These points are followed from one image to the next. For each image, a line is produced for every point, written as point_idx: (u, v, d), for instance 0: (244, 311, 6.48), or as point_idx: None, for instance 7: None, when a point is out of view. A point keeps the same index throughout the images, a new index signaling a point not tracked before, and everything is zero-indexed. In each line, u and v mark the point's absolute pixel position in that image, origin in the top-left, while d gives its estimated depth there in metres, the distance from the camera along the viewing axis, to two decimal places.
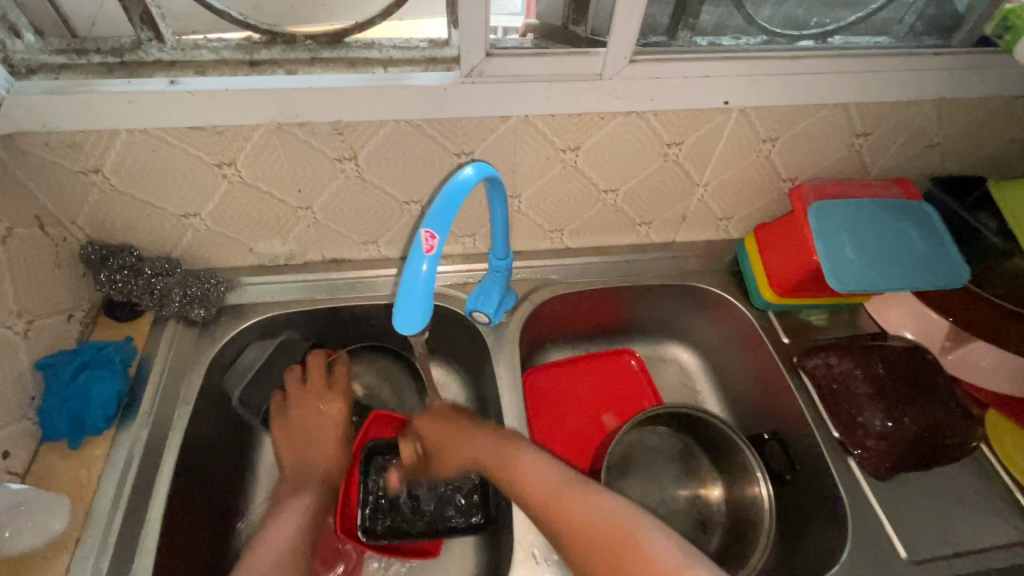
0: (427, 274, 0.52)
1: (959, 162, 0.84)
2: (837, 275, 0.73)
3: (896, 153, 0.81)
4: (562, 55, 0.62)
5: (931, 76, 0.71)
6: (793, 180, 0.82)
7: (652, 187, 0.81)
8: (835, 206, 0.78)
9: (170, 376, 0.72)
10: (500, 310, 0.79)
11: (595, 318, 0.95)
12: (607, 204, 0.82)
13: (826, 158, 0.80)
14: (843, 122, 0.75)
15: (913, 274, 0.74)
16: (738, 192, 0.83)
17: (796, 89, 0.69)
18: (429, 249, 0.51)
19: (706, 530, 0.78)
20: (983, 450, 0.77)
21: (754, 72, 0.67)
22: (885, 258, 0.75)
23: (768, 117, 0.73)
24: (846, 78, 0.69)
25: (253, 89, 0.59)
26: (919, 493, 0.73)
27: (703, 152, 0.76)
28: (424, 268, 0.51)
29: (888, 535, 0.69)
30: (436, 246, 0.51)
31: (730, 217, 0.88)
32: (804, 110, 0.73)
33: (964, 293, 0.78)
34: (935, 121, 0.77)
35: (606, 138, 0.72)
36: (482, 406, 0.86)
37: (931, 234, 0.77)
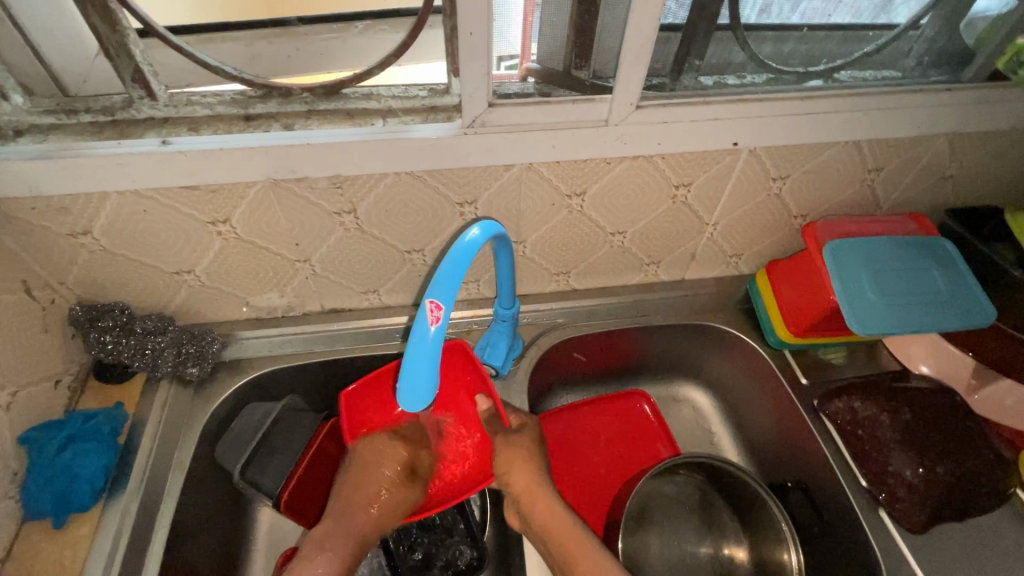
0: (430, 345, 0.49)
1: (972, 193, 0.82)
2: (858, 319, 0.71)
3: (909, 186, 0.79)
4: (565, 103, 0.61)
5: (944, 112, 0.69)
6: (804, 217, 0.80)
7: (660, 228, 0.78)
8: (851, 242, 0.75)
9: (163, 442, 0.68)
10: (507, 361, 0.76)
11: (604, 360, 0.92)
12: (615, 245, 0.80)
13: (839, 194, 0.78)
14: (855, 158, 0.73)
15: (935, 318, 0.71)
16: (749, 230, 0.81)
17: (805, 129, 0.68)
18: (432, 320, 0.49)
19: None
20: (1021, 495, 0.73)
21: (762, 114, 0.65)
22: (904, 296, 0.73)
23: (777, 157, 0.71)
24: (856, 116, 0.67)
25: (247, 146, 0.57)
26: (957, 544, 0.69)
27: (711, 193, 0.74)
28: (430, 337, 0.49)
29: None
30: (442, 317, 0.49)
31: (740, 254, 0.85)
32: (813, 150, 0.71)
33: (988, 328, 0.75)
34: (948, 155, 0.75)
35: (612, 183, 0.70)
36: None
37: (950, 271, 0.75)
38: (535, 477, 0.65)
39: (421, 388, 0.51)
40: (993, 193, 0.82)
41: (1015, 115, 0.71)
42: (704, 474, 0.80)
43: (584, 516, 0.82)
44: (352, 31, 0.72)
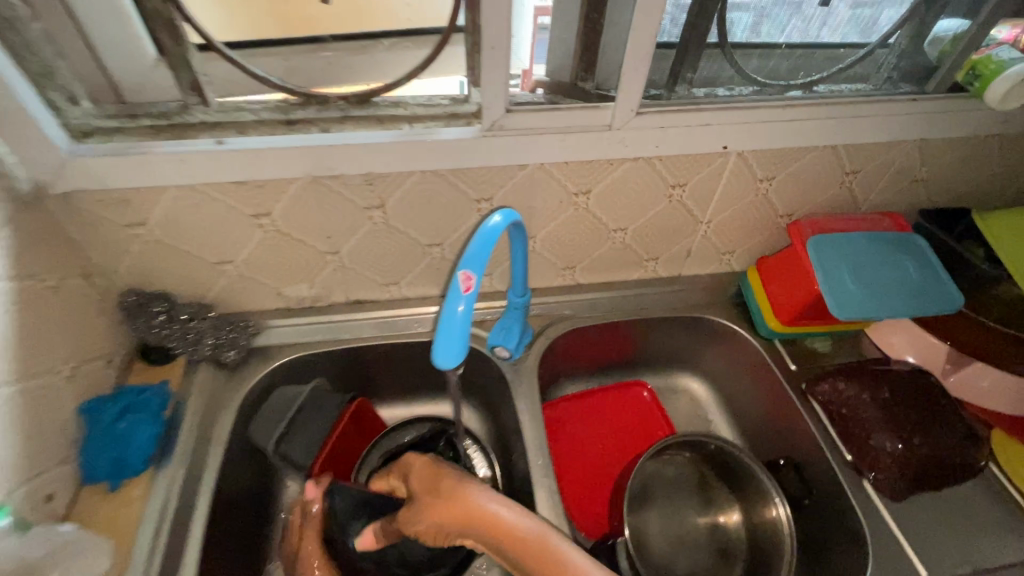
0: (464, 310, 0.56)
1: (943, 195, 0.90)
2: (839, 305, 0.78)
3: (884, 188, 0.87)
4: (573, 110, 0.68)
5: (911, 119, 0.77)
6: (790, 216, 0.88)
7: (658, 225, 0.86)
8: (832, 239, 0.83)
9: (204, 418, 0.74)
10: (519, 345, 0.83)
11: (607, 352, 0.98)
12: (617, 242, 0.87)
13: (821, 195, 0.85)
14: (833, 162, 0.81)
15: (910, 305, 0.78)
16: (739, 228, 0.89)
17: (787, 135, 0.75)
18: (466, 287, 0.55)
19: (727, 558, 0.81)
20: (993, 469, 0.79)
21: (748, 121, 0.73)
22: (882, 286, 0.80)
23: (763, 160, 0.79)
24: (831, 123, 0.75)
25: (292, 146, 0.64)
26: (936, 513, 0.74)
27: (704, 192, 0.82)
28: (462, 300, 0.55)
29: (907, 555, 0.70)
30: (473, 286, 0.55)
31: (732, 251, 0.93)
32: (795, 153, 0.79)
33: (960, 317, 0.82)
34: (918, 159, 0.83)
35: (614, 183, 0.77)
36: (503, 444, 0.88)
37: (923, 264, 0.82)
38: (478, 500, 0.58)
39: (455, 348, 0.56)
40: (962, 196, 0.90)
41: (978, 124, 0.79)
42: (701, 453, 0.86)
43: (592, 497, 0.87)
44: (379, 47, 0.79)
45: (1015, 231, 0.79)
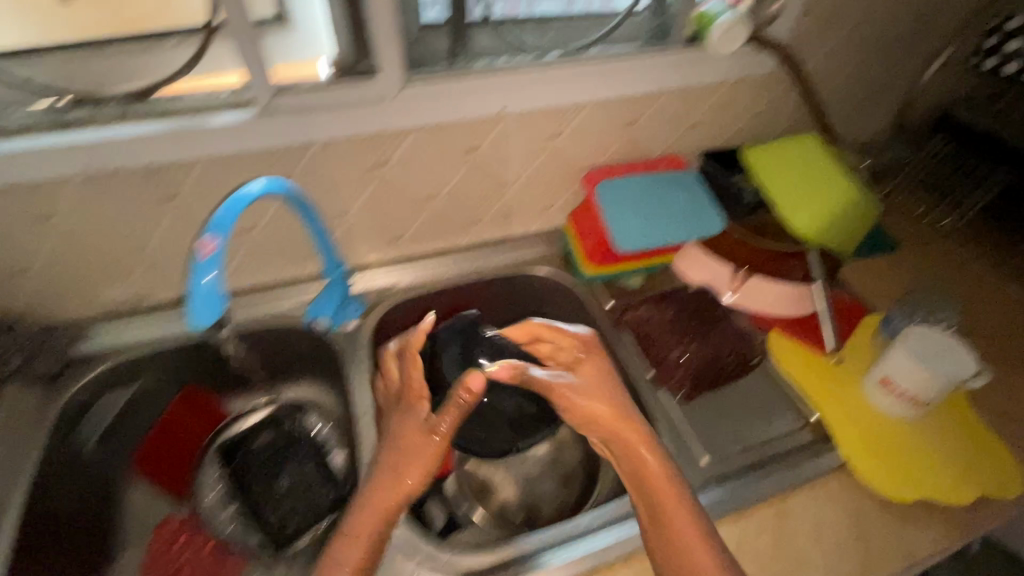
0: (213, 271, 0.63)
1: (718, 137, 1.03)
2: (623, 237, 0.88)
3: (666, 134, 0.98)
4: (345, 87, 0.73)
5: (665, 70, 0.88)
6: (587, 168, 0.97)
7: (468, 189, 0.92)
8: (615, 184, 0.93)
9: (17, 430, 0.74)
10: (341, 313, 0.89)
11: (454, 316, 1.03)
12: (432, 209, 0.93)
13: (609, 146, 0.95)
14: (610, 117, 0.91)
15: (682, 229, 0.90)
16: (545, 185, 0.97)
17: (555, 94, 0.84)
18: (206, 251, 0.61)
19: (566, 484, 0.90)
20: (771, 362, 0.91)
21: (515, 83, 0.80)
22: (660, 216, 0.91)
23: (542, 118, 0.87)
24: (592, 80, 0.84)
25: (55, 146, 0.66)
26: (721, 406, 0.86)
27: (498, 152, 0.88)
28: (206, 269, 0.62)
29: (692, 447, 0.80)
30: (213, 249, 0.62)
31: (548, 207, 1.02)
32: (572, 109, 0.87)
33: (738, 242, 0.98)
34: (685, 106, 0.95)
35: (408, 151, 0.82)
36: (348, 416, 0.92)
37: (693, 194, 0.95)
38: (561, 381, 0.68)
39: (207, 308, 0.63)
40: (734, 137, 1.04)
41: (723, 70, 0.91)
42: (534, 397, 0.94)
43: None
44: (165, 46, 0.76)
45: (774, 163, 0.97)
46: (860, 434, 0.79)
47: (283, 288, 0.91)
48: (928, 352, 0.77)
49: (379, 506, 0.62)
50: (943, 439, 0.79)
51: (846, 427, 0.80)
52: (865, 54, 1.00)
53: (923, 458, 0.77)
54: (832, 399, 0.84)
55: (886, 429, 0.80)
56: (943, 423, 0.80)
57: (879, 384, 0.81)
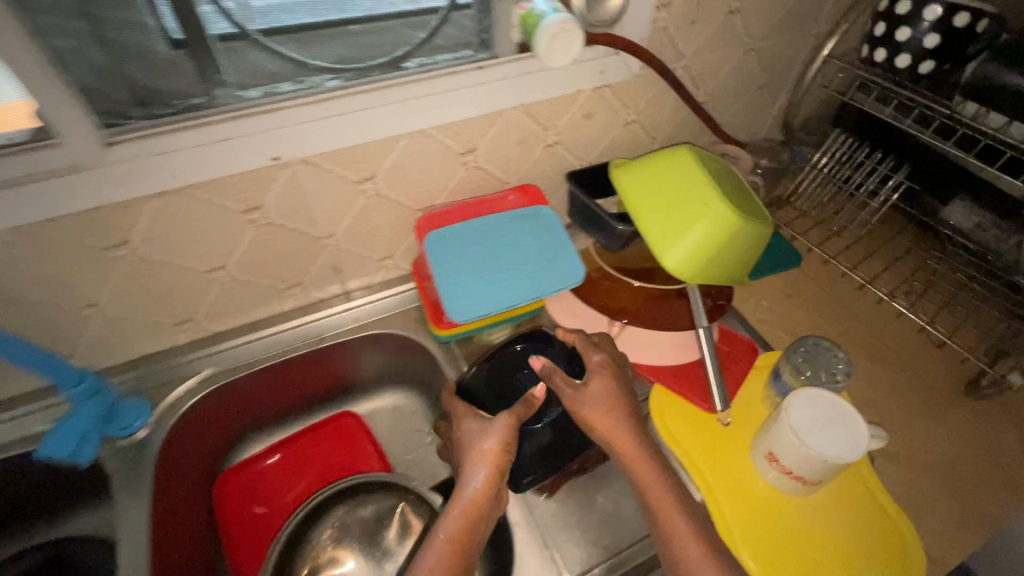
0: None
1: (587, 154, 0.87)
2: (453, 306, 0.70)
3: (519, 159, 0.81)
4: (16, 156, 0.52)
5: (496, 88, 0.70)
6: (426, 207, 0.79)
7: (267, 252, 0.73)
8: (451, 235, 0.75)
9: None
10: (83, 449, 0.67)
11: (299, 390, 0.89)
12: (226, 281, 0.73)
13: (448, 181, 0.78)
14: (439, 149, 0.73)
15: (531, 287, 0.73)
16: (377, 232, 0.79)
17: (347, 133, 0.64)
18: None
19: None
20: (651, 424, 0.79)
21: (281, 124, 0.61)
22: (503, 273, 0.74)
23: (340, 160, 0.67)
24: (397, 108, 0.66)
25: None
26: (592, 489, 0.74)
27: (293, 206, 0.69)
28: None
29: (549, 554, 0.68)
30: None
31: (390, 255, 0.84)
32: (381, 145, 0.68)
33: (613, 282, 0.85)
34: (536, 124, 0.77)
35: (155, 222, 0.62)
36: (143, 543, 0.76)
37: (547, 237, 0.78)
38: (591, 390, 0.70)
39: None
40: (606, 152, 0.89)
41: (575, 81, 0.74)
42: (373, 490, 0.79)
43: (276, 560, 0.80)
44: None
45: (649, 183, 0.78)
46: (744, 517, 0.68)
47: (41, 400, 0.74)
48: (813, 425, 0.63)
49: (466, 503, 0.63)
50: (833, 512, 0.69)
51: (730, 509, 0.69)
52: (747, 45, 0.85)
53: (811, 541, 0.66)
54: (715, 473, 0.72)
55: (773, 506, 0.69)
56: (835, 491, 0.70)
57: (765, 457, 0.69)
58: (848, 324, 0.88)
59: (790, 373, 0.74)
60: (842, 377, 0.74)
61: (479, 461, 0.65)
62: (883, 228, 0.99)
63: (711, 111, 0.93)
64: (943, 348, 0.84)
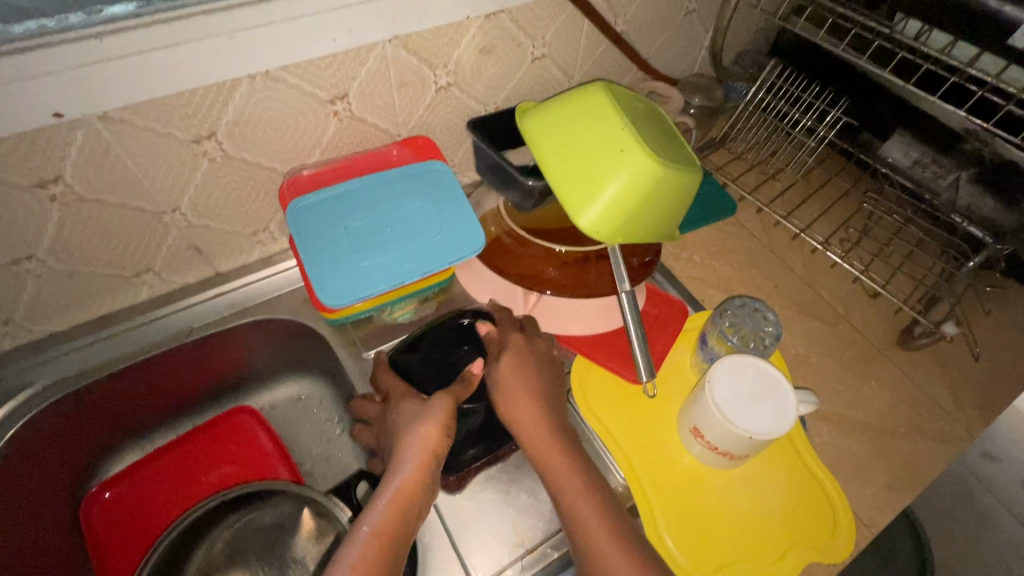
0: None
1: (491, 97, 0.75)
2: (327, 289, 0.59)
3: (407, 106, 0.68)
4: None
5: (358, 15, 0.56)
6: (294, 168, 0.66)
7: (89, 234, 0.59)
8: (321, 198, 0.63)
9: None
10: None
11: (175, 390, 0.76)
12: (44, 271, 0.60)
13: (317, 135, 0.65)
14: (297, 95, 0.59)
15: (425, 259, 0.63)
16: (238, 200, 0.66)
17: (161, 78, 0.51)
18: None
19: None
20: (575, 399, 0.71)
21: (55, 69, 0.46)
22: (392, 244, 0.63)
23: (160, 113, 0.53)
24: (223, 44, 0.51)
25: None
26: (506, 480, 0.65)
27: (108, 172, 0.55)
28: None
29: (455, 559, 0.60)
30: None
31: (263, 228, 0.71)
32: (213, 94, 0.54)
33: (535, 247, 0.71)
34: (421, 61, 0.64)
35: None
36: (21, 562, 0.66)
37: (445, 198, 0.67)
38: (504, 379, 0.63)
39: None
40: (513, 95, 0.77)
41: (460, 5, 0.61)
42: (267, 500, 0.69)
43: None
44: None
45: (559, 133, 0.66)
46: (666, 496, 0.63)
47: None
48: (737, 399, 0.57)
49: (394, 497, 0.53)
50: (759, 483, 0.64)
51: (652, 489, 0.63)
52: None
53: (736, 517, 0.62)
54: (637, 452, 0.65)
55: (697, 483, 0.64)
56: (762, 461, 0.65)
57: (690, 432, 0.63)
58: (780, 277, 0.82)
59: (716, 339, 0.68)
60: (770, 341, 0.70)
61: (411, 447, 0.56)
62: (820, 170, 0.91)
63: (635, 42, 0.81)
64: (878, 299, 0.80)
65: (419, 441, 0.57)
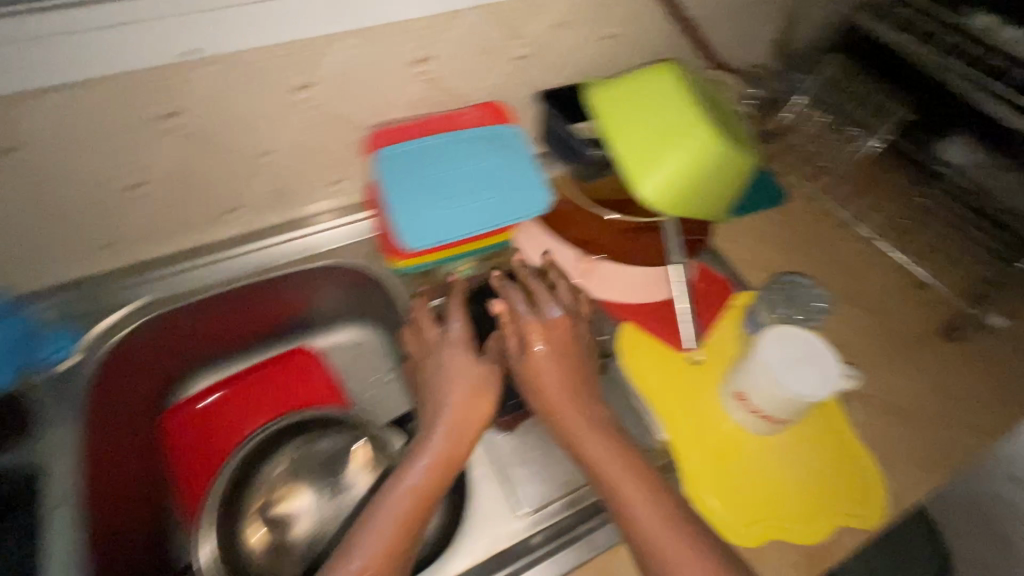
0: None
1: (560, 74, 0.78)
2: (411, 232, 0.65)
3: (482, 75, 0.73)
4: None
5: None
6: (376, 124, 0.72)
7: (192, 166, 0.65)
8: (403, 151, 0.68)
9: None
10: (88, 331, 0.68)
11: (248, 324, 0.82)
12: (150, 196, 0.66)
13: (400, 96, 0.69)
14: (389, 56, 0.65)
15: (502, 212, 0.68)
16: (322, 148, 0.71)
17: (276, 27, 0.57)
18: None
19: None
20: None
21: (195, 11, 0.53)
22: (472, 196, 0.68)
23: (271, 60, 0.59)
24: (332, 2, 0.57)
25: None
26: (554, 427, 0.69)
27: (220, 112, 0.61)
28: None
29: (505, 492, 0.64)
30: None
31: (339, 178, 0.77)
32: (317, 47, 0.60)
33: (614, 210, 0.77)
34: (500, 32, 0.69)
35: (57, 121, 0.55)
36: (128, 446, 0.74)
37: (526, 156, 0.72)
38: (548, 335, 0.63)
39: None
40: (581, 74, 0.80)
41: None
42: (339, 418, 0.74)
43: None
44: None
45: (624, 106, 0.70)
46: (706, 458, 0.66)
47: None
48: (788, 363, 0.60)
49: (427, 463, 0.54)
50: (795, 452, 0.67)
51: (693, 450, 0.66)
52: None
53: (771, 481, 0.65)
54: (677, 412, 0.68)
55: (735, 448, 0.67)
56: (798, 431, 0.68)
57: (734, 397, 0.67)
58: (827, 264, 0.84)
59: (765, 313, 0.73)
60: (816, 316, 0.73)
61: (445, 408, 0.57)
62: (871, 168, 0.92)
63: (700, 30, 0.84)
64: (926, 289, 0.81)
65: (458, 397, 0.58)
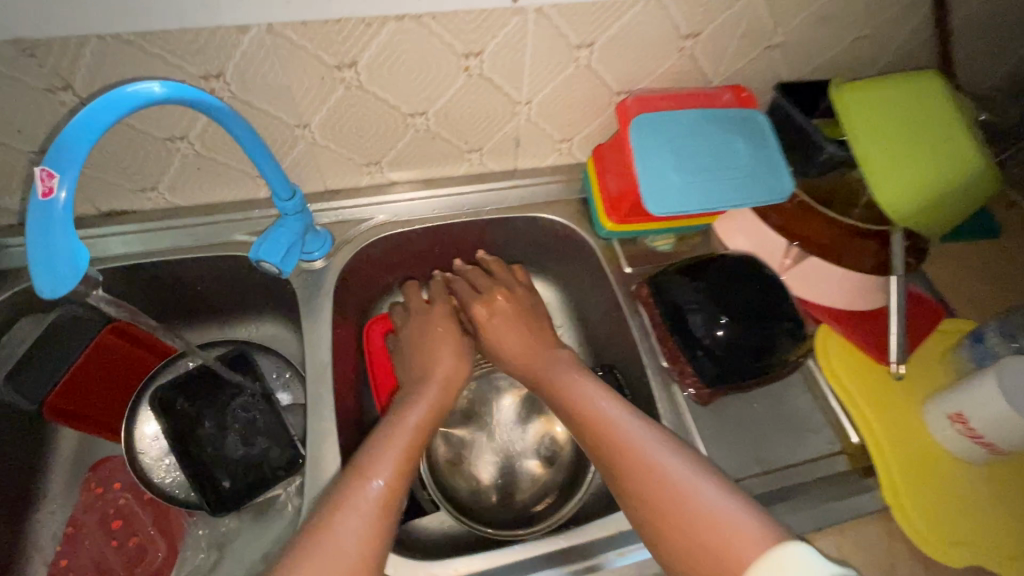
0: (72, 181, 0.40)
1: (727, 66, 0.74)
2: (655, 199, 0.67)
3: (647, 61, 0.70)
4: None
5: None
6: (530, 102, 0.71)
7: (353, 119, 0.67)
8: (670, 118, 0.70)
9: None
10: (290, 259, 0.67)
11: (375, 281, 0.83)
12: (309, 141, 0.68)
13: (560, 76, 0.69)
14: (561, 33, 0.63)
15: (725, 191, 0.67)
16: (475, 119, 0.71)
17: None
18: (42, 199, 0.40)
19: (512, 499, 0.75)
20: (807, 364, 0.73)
21: None
22: (702, 172, 0.68)
23: (450, 25, 0.59)
24: None
25: None
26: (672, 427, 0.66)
27: (391, 73, 0.62)
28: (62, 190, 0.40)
29: None
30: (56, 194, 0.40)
31: (478, 148, 0.77)
32: (495, 17, 0.59)
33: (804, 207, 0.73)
34: (679, 17, 0.65)
35: (249, 61, 0.57)
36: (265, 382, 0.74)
37: (725, 140, 0.69)
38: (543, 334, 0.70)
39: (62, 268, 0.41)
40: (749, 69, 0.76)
41: None
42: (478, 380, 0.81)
43: None
44: None
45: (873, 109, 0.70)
46: (904, 463, 0.64)
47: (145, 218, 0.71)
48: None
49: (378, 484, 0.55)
50: (999, 484, 0.64)
51: (891, 452, 0.65)
52: None
53: (962, 501, 0.63)
54: (888, 419, 0.67)
55: (933, 462, 0.65)
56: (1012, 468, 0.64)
57: (949, 414, 0.64)
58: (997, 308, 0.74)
59: (996, 341, 0.66)
60: None
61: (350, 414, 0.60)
62: None
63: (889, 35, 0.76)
64: None
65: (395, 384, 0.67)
